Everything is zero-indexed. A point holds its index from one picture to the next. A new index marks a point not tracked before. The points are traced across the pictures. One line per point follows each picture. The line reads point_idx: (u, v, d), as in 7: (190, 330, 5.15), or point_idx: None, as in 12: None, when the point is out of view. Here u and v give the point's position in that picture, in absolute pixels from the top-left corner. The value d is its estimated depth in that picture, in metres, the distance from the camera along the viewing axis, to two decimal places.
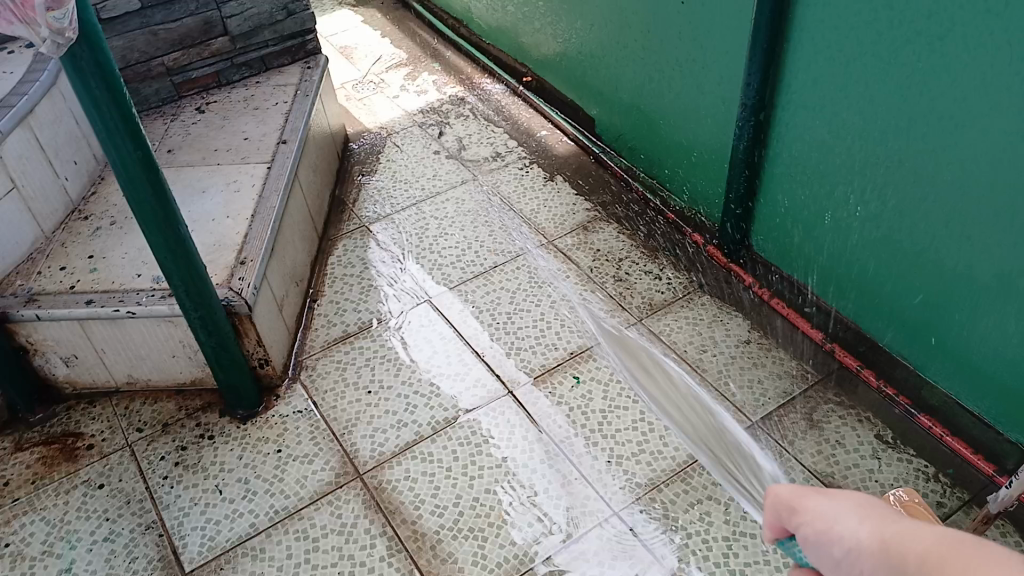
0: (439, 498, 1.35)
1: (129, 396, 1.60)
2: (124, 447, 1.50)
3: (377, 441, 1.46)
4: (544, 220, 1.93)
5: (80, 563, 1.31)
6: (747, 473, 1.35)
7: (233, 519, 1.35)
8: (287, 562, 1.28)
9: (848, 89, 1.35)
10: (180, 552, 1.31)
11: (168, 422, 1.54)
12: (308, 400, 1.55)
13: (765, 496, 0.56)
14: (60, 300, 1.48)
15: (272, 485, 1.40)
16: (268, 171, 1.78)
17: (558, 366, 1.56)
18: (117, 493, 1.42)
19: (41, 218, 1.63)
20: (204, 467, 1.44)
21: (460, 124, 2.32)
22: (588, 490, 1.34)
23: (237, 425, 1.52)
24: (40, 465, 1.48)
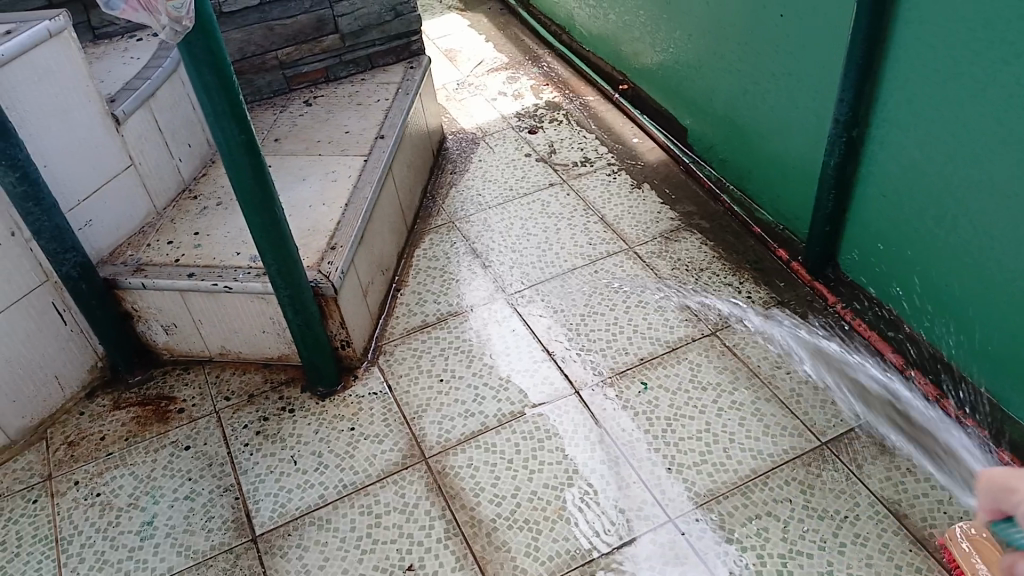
0: (498, 488, 1.39)
1: (220, 366, 1.71)
2: (211, 413, 1.60)
3: (445, 427, 1.51)
4: (627, 227, 1.94)
5: (161, 517, 1.41)
6: (946, 455, 1.36)
7: (304, 488, 1.43)
8: (349, 535, 1.34)
9: (945, 109, 1.31)
10: (252, 516, 1.39)
11: (252, 393, 1.63)
12: (384, 383, 1.62)
13: (977, 481, 0.58)
14: (164, 271, 1.59)
15: (343, 460, 1.47)
16: (365, 163, 1.87)
17: (627, 371, 1.57)
18: (200, 456, 1.51)
19: (155, 194, 1.76)
20: (282, 438, 1.52)
21: (553, 129, 2.35)
22: (645, 494, 1.35)
23: (315, 401, 1.59)
24: (134, 423, 1.60)
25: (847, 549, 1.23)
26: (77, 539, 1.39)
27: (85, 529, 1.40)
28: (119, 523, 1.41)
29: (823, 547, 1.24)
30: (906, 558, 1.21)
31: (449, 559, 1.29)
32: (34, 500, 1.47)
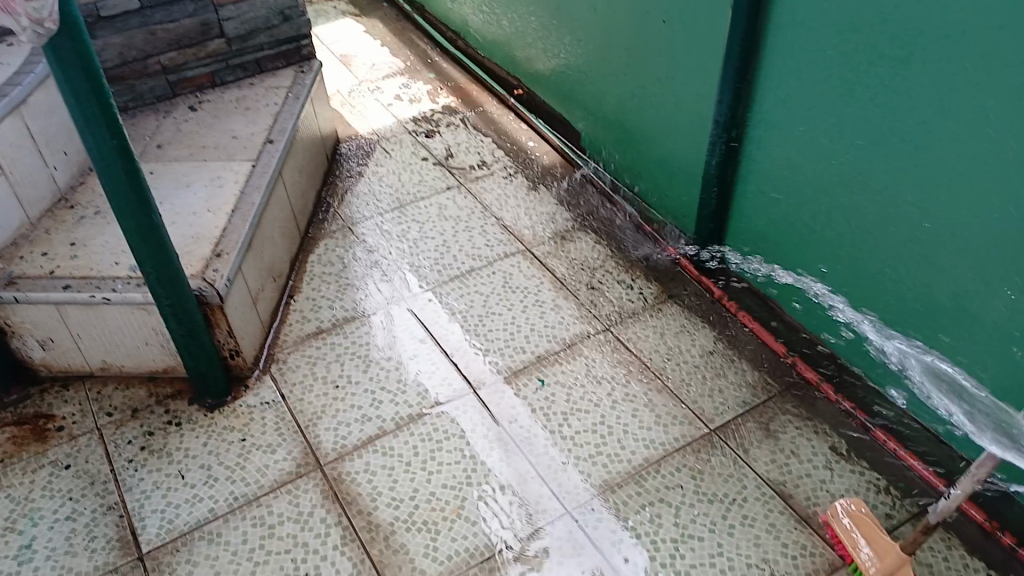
0: (396, 491, 1.37)
1: (102, 380, 1.63)
2: (93, 430, 1.52)
3: (341, 433, 1.48)
4: (522, 227, 1.95)
5: (40, 540, 1.34)
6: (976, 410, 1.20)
7: (193, 503, 1.38)
8: (241, 547, 1.31)
9: (814, 108, 1.38)
10: (138, 534, 1.34)
11: (137, 407, 1.56)
12: (276, 391, 1.57)
13: None
14: (38, 284, 1.51)
15: (233, 472, 1.42)
16: (253, 168, 1.81)
17: (524, 368, 1.58)
18: (81, 474, 1.44)
19: (28, 204, 1.67)
20: (168, 452, 1.47)
21: (450, 133, 2.34)
22: (542, 488, 1.36)
23: (204, 413, 1.53)
24: (11, 443, 1.50)
25: (736, 529, 1.28)
26: None
27: None
28: None
29: (713, 529, 1.28)
30: (792, 537, 1.27)
31: (346, 566, 1.27)
32: None
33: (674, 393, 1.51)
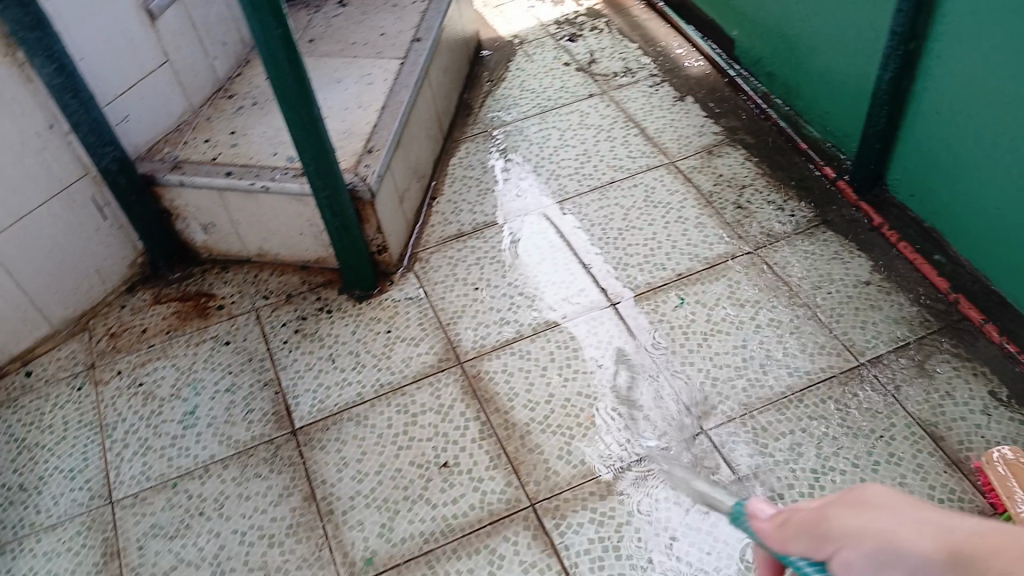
0: (533, 394, 1.40)
1: (259, 266, 1.70)
2: (251, 311, 1.61)
3: (479, 334, 1.51)
4: (668, 140, 1.89)
5: (203, 408, 1.45)
6: None
7: (342, 386, 1.46)
8: (386, 432, 1.38)
9: (1011, 21, 1.25)
10: (292, 410, 1.43)
11: (291, 294, 1.63)
12: (420, 288, 1.61)
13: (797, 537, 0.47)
14: (202, 169, 1.57)
15: (380, 361, 1.49)
16: (401, 67, 1.78)
17: (664, 286, 1.56)
18: (240, 351, 1.54)
19: (190, 92, 1.71)
20: (320, 338, 1.54)
21: (594, 37, 2.23)
22: (679, 407, 1.36)
23: (353, 303, 1.60)
24: (175, 317, 1.61)
25: (880, 467, 1.25)
26: (121, 424, 1.45)
27: (129, 416, 1.46)
28: (161, 412, 1.45)
29: (857, 464, 1.26)
30: (941, 479, 1.23)
31: (483, 459, 1.32)
32: (79, 387, 1.53)
33: (822, 321, 1.47)
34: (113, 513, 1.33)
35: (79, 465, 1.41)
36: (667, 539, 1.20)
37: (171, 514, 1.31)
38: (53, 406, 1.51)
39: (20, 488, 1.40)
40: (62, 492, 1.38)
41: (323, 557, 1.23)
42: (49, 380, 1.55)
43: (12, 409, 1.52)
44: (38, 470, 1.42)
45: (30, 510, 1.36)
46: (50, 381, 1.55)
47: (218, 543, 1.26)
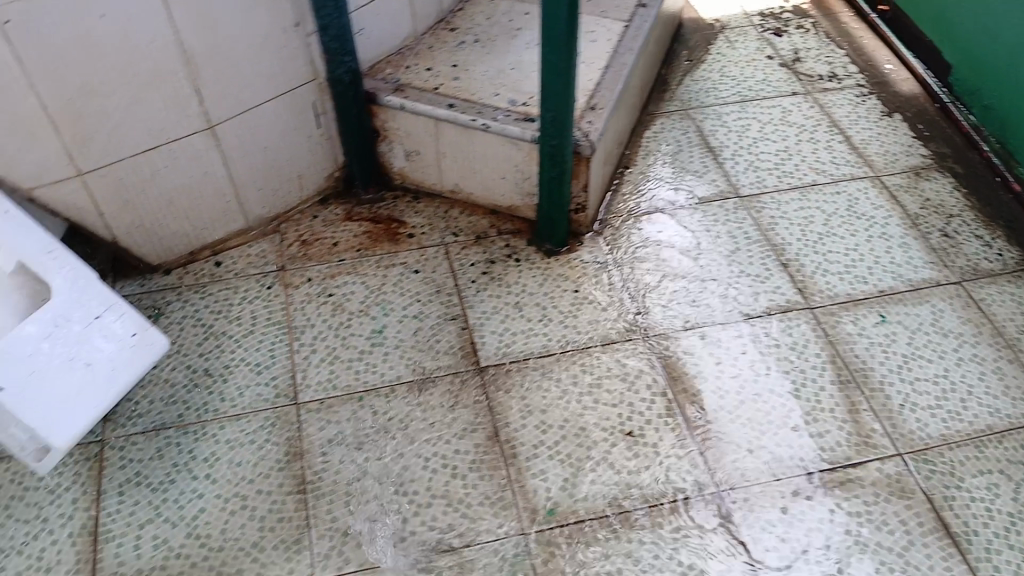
0: (725, 381, 1.39)
1: (449, 203, 1.70)
2: (440, 245, 1.62)
3: (670, 312, 1.49)
4: (873, 153, 1.84)
5: (390, 329, 1.47)
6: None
7: (529, 334, 1.46)
8: (571, 388, 1.38)
9: None
10: (477, 349, 1.44)
11: (480, 236, 1.64)
12: (610, 255, 1.59)
13: None
14: (424, 97, 1.57)
15: (567, 318, 1.48)
16: (625, 30, 1.76)
17: (864, 300, 1.53)
18: (429, 282, 1.55)
19: (417, 19, 1.71)
20: (508, 284, 1.55)
21: (799, 36, 2.18)
22: (875, 424, 1.34)
23: (541, 257, 1.59)
24: (365, 238, 1.63)
25: None
26: (309, 331, 1.47)
27: (317, 324, 1.48)
28: (350, 326, 1.48)
29: None
30: None
31: (669, 436, 1.31)
32: (269, 286, 1.54)
33: None
34: (298, 415, 1.35)
35: (265, 362, 1.42)
36: (855, 552, 1.19)
37: (356, 426, 1.33)
38: (242, 300, 1.52)
39: (205, 372, 1.41)
40: (247, 385, 1.39)
41: (506, 498, 1.25)
42: (238, 275, 1.56)
43: (201, 295, 1.52)
44: (223, 358, 1.43)
45: (214, 397, 1.38)
46: (239, 276, 1.56)
47: (402, 464, 1.29)
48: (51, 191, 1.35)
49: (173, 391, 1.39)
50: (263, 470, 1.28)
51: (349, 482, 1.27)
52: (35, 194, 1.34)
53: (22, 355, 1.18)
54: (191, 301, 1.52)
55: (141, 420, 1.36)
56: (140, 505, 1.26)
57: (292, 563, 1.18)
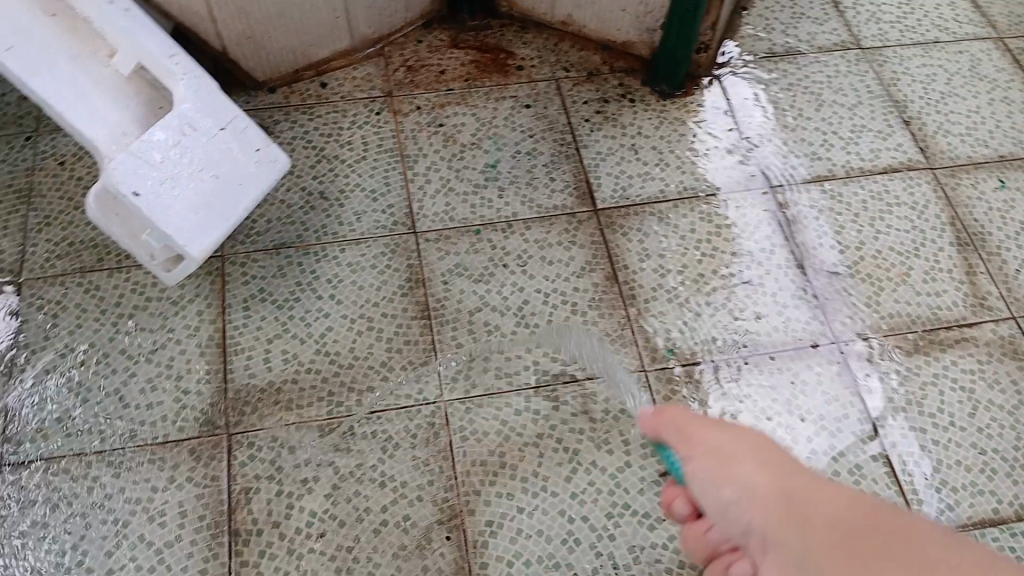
0: (845, 236, 1.40)
1: (558, 36, 1.64)
2: (552, 80, 1.58)
3: (791, 164, 1.48)
4: (998, 14, 1.73)
5: (504, 164, 1.46)
6: None
7: (646, 179, 1.45)
8: (690, 235, 1.39)
9: None
10: (594, 190, 1.44)
11: (591, 72, 1.59)
12: (728, 101, 1.56)
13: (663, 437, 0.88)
14: None
15: (684, 164, 1.47)
16: None
17: (985, 164, 1.50)
18: (542, 118, 1.52)
19: None
20: (623, 125, 1.52)
21: None
22: (991, 287, 1.35)
23: (655, 98, 1.56)
24: (474, 68, 1.58)
25: None
26: (422, 161, 1.45)
27: (431, 154, 1.45)
28: (463, 158, 1.46)
29: None
30: None
31: (787, 287, 1.34)
32: (378, 112, 1.50)
33: None
34: (417, 243, 1.35)
35: (380, 189, 1.41)
36: (968, 407, 1.23)
37: (475, 258, 1.34)
38: (352, 124, 1.48)
39: (321, 196, 1.39)
40: (365, 211, 1.38)
41: (627, 337, 1.27)
42: (345, 98, 1.51)
43: (309, 117, 1.48)
44: (338, 181, 1.41)
45: (332, 220, 1.37)
46: (347, 99, 1.51)
47: (522, 297, 1.30)
48: None
49: (290, 213, 1.37)
50: (386, 295, 1.29)
51: (472, 311, 1.29)
52: None
53: (152, 160, 1.16)
54: (299, 122, 1.48)
55: (259, 239, 1.34)
56: (266, 321, 1.26)
57: (421, 383, 1.21)
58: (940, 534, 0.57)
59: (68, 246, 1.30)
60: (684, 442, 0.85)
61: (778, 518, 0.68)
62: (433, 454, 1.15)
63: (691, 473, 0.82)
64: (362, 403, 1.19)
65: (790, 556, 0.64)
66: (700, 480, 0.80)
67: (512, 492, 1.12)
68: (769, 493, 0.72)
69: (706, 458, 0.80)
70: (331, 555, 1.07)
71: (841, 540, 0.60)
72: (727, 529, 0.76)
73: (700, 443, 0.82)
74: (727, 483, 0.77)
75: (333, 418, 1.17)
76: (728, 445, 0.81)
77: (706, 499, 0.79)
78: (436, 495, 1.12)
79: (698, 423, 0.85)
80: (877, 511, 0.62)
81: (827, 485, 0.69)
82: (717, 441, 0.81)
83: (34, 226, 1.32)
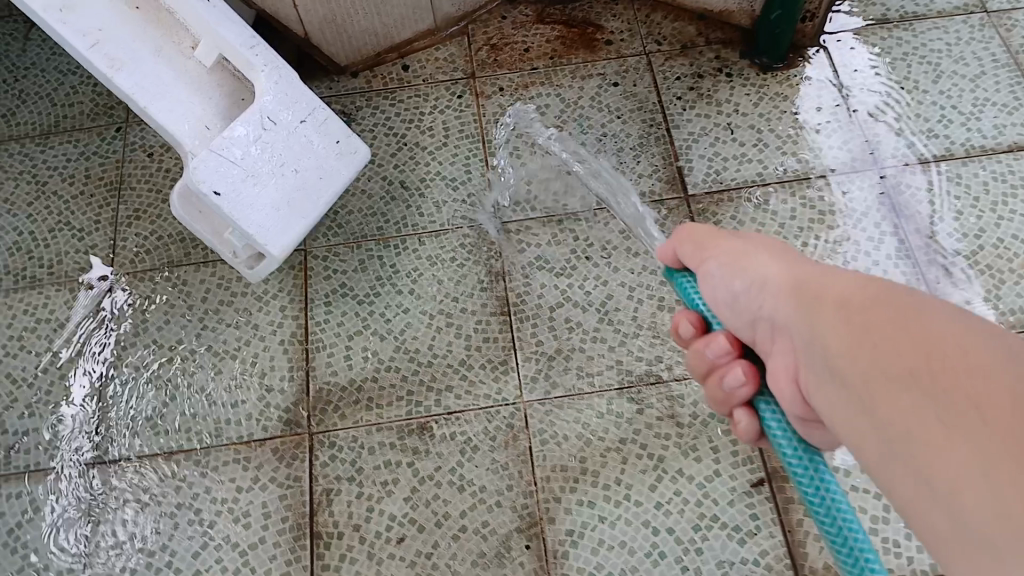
0: (963, 222, 1.28)
1: (651, 6, 1.53)
2: (642, 54, 1.48)
3: (903, 142, 1.36)
4: None
5: (589, 149, 1.39)
6: None
7: (742, 161, 1.36)
8: (789, 223, 1.30)
9: None
10: (685, 174, 1.35)
11: (686, 45, 1.49)
12: (835, 73, 1.43)
13: (675, 243, 0.84)
14: None
15: (785, 144, 1.37)
16: None
17: None
18: (631, 97, 1.44)
19: None
20: (718, 102, 1.42)
21: None
22: None
23: (755, 72, 1.45)
24: (560, 44, 1.50)
25: None
26: (504, 146, 1.40)
27: (513, 139, 1.40)
28: (546, 143, 1.40)
29: None
30: None
31: (898, 278, 1.24)
32: (460, 95, 1.45)
33: None
34: (497, 235, 1.31)
35: (461, 177, 1.37)
36: None
37: (557, 251, 1.29)
38: (433, 109, 1.44)
39: (402, 185, 1.37)
40: (445, 201, 1.35)
41: None
42: (428, 81, 1.47)
43: (391, 102, 1.45)
44: (419, 170, 1.38)
45: (413, 211, 1.34)
46: (428, 82, 1.47)
47: (606, 292, 1.25)
48: None
49: (372, 203, 1.35)
50: (466, 289, 1.26)
51: (554, 307, 1.24)
52: None
53: (233, 157, 1.15)
54: (381, 107, 1.45)
55: (342, 232, 1.33)
56: (348, 317, 1.25)
57: (500, 383, 1.18)
58: (942, 307, 0.53)
59: (156, 239, 1.32)
60: (700, 254, 0.80)
61: (791, 307, 0.65)
62: (512, 458, 1.12)
63: (707, 281, 0.78)
64: (441, 403, 1.17)
65: (807, 343, 0.62)
66: (713, 282, 0.77)
67: (594, 500, 1.09)
68: (780, 284, 0.69)
69: (723, 261, 0.76)
70: (411, 560, 1.07)
71: (855, 322, 0.57)
72: (742, 325, 0.74)
73: (717, 251, 0.78)
74: (739, 283, 0.73)
75: (412, 419, 1.16)
76: (742, 250, 0.76)
77: (720, 299, 0.76)
78: (515, 500, 1.09)
79: (716, 235, 0.79)
80: (875, 287, 0.58)
81: (834, 272, 0.65)
82: (734, 243, 0.77)
83: (124, 220, 1.34)
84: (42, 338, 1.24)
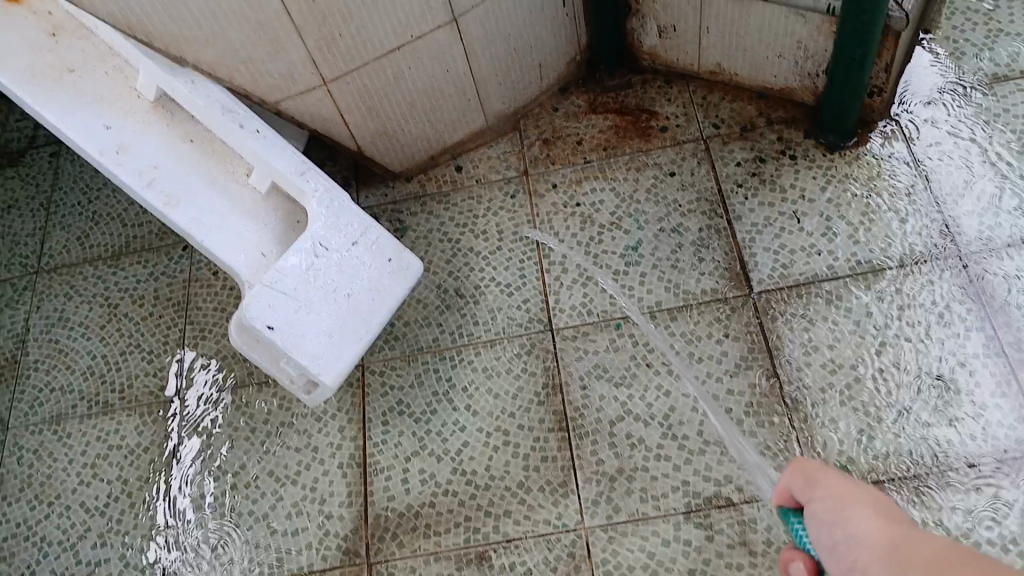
0: None
1: (707, 86, 1.47)
2: (700, 139, 1.42)
3: (989, 224, 1.25)
4: None
5: (647, 247, 1.34)
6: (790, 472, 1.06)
7: (811, 254, 1.28)
8: (864, 320, 1.22)
9: None
10: (749, 271, 1.28)
11: (745, 126, 1.41)
12: (911, 148, 1.34)
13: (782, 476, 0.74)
14: None
15: (857, 232, 1.29)
16: None
17: None
18: (689, 187, 1.38)
19: None
20: (782, 187, 1.35)
21: None
22: None
23: (822, 152, 1.36)
24: (613, 133, 1.46)
25: None
26: (558, 247, 1.36)
27: (567, 240, 1.37)
28: (602, 241, 1.36)
29: None
30: None
31: (988, 380, 1.15)
32: (513, 195, 1.43)
33: None
34: (554, 343, 1.27)
35: (516, 282, 1.34)
36: None
37: (617, 358, 1.25)
38: (486, 211, 1.42)
39: (456, 292, 1.35)
40: (500, 309, 1.32)
41: (792, 450, 1.15)
42: (480, 182, 1.45)
43: (444, 205, 1.43)
44: (473, 276, 1.36)
45: (468, 320, 1.32)
46: (481, 183, 1.45)
47: (668, 403, 1.20)
48: (298, 103, 1.25)
49: (426, 313, 1.33)
50: (523, 404, 1.23)
51: (614, 422, 1.20)
52: (283, 107, 1.26)
53: (286, 289, 1.16)
54: (435, 212, 1.43)
55: (398, 344, 1.31)
56: (405, 437, 1.23)
57: (560, 507, 1.15)
58: None
59: (220, 360, 1.34)
60: (806, 491, 0.70)
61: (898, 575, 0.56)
62: None
63: (811, 525, 0.68)
64: (500, 529, 1.15)
65: None
66: (817, 524, 0.67)
67: None
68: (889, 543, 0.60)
69: (829, 504, 0.67)
70: None
71: None
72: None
73: (820, 492, 0.68)
74: (843, 531, 0.64)
75: (471, 547, 1.14)
76: (851, 494, 0.67)
77: (822, 545, 0.66)
78: None
79: (825, 470, 0.70)
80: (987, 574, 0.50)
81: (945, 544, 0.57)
82: (844, 485, 0.68)
83: (190, 341, 1.36)
84: (113, 466, 1.27)
